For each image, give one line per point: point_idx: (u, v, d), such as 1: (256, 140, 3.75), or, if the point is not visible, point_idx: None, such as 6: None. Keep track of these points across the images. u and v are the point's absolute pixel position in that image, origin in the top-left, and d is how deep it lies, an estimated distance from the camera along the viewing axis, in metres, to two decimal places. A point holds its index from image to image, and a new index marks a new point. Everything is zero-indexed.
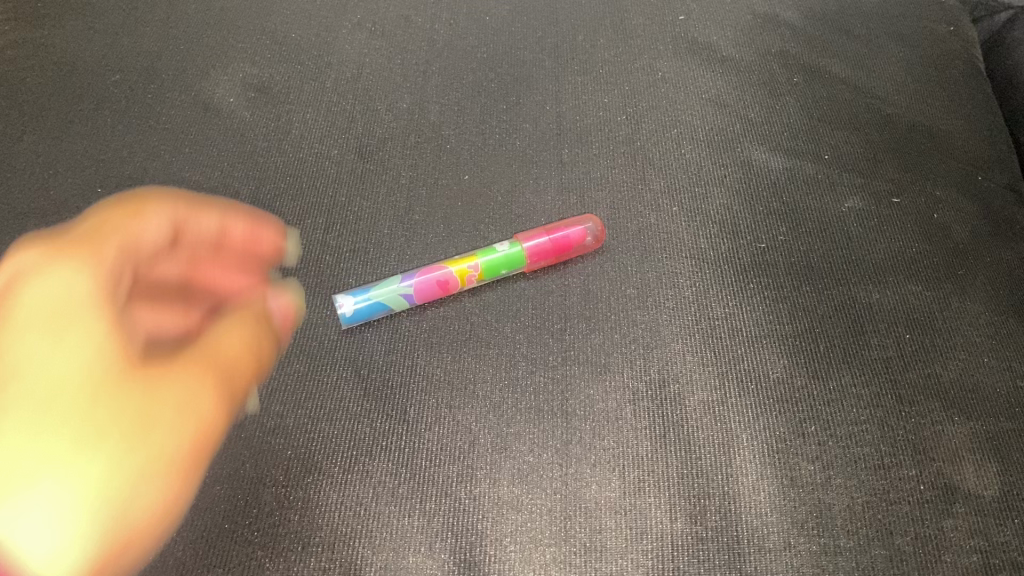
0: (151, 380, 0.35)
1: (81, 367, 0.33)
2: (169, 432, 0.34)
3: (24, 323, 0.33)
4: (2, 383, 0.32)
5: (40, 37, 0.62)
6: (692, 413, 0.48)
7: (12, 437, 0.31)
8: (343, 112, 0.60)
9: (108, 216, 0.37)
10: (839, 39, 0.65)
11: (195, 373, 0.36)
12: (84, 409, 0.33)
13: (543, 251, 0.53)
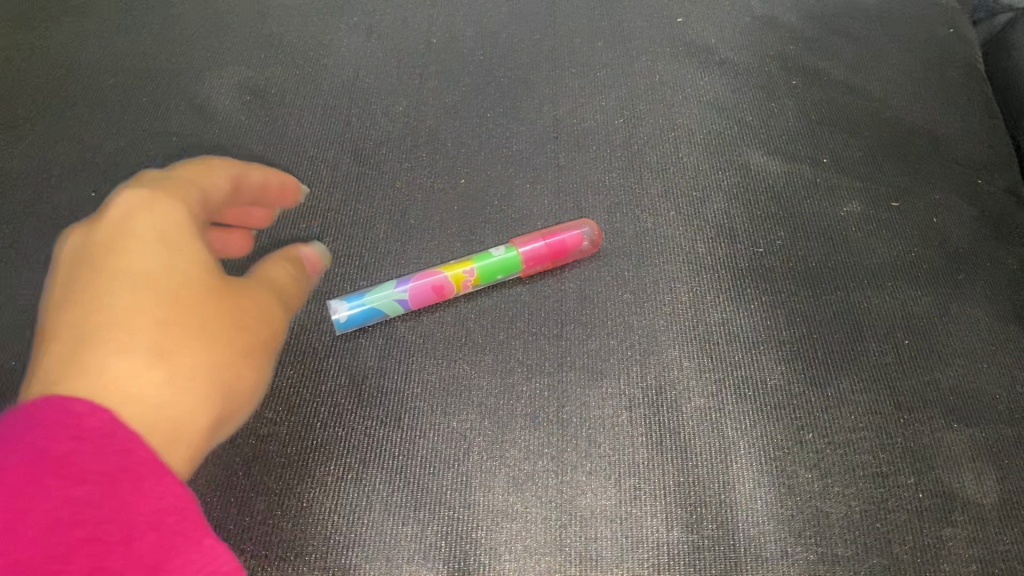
0: (218, 313, 0.41)
1: (178, 285, 0.40)
2: (227, 357, 0.40)
3: (140, 241, 0.40)
4: (128, 285, 0.38)
5: (72, 58, 0.66)
6: (689, 420, 0.49)
7: (144, 325, 0.37)
8: (353, 123, 0.63)
9: (185, 179, 0.46)
10: (832, 47, 0.67)
11: (243, 320, 0.43)
12: (180, 320, 0.39)
13: (537, 256, 0.55)
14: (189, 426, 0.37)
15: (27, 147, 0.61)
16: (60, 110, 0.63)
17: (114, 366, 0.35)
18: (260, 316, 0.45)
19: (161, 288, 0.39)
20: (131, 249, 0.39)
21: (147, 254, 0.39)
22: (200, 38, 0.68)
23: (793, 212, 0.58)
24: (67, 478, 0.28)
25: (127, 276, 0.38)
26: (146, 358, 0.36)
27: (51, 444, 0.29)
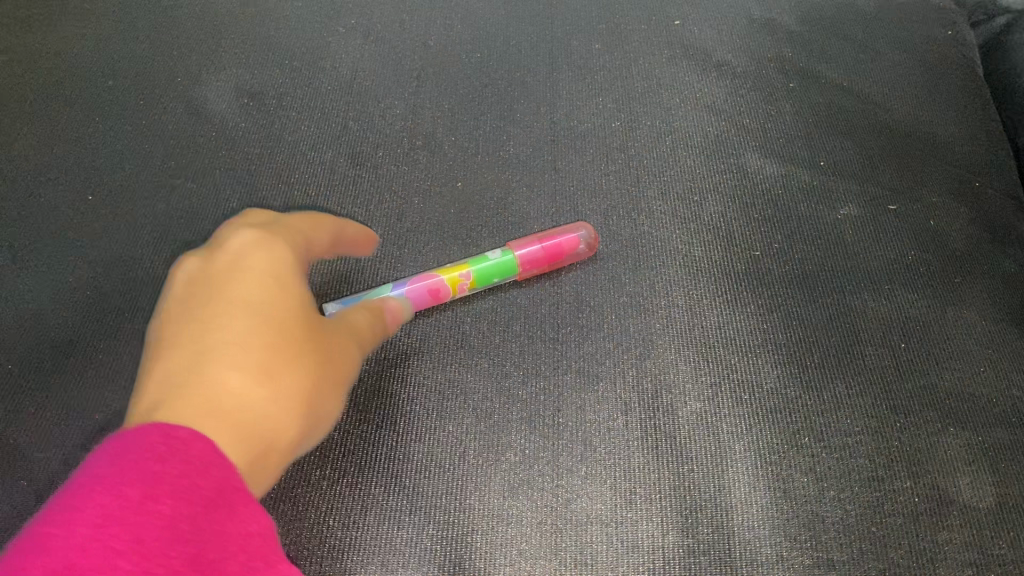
0: (317, 345, 0.41)
1: (289, 309, 0.39)
2: (320, 389, 0.40)
3: (253, 271, 0.39)
4: (242, 306, 0.38)
5: (71, 60, 0.66)
6: (685, 424, 0.49)
7: (256, 345, 0.37)
8: (351, 127, 0.63)
9: (293, 224, 0.46)
10: (829, 50, 0.67)
11: (334, 356, 0.42)
12: (287, 345, 0.38)
13: (533, 260, 0.55)
14: (280, 448, 0.36)
15: (24, 151, 0.61)
16: (57, 113, 0.63)
17: (224, 380, 0.35)
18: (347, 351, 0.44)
19: (274, 313, 0.38)
20: (248, 271, 0.39)
21: (262, 279, 0.39)
22: (198, 40, 0.68)
23: (790, 216, 0.58)
24: (174, 496, 0.26)
25: (240, 295, 0.38)
26: (255, 371, 0.35)
27: (157, 463, 0.27)
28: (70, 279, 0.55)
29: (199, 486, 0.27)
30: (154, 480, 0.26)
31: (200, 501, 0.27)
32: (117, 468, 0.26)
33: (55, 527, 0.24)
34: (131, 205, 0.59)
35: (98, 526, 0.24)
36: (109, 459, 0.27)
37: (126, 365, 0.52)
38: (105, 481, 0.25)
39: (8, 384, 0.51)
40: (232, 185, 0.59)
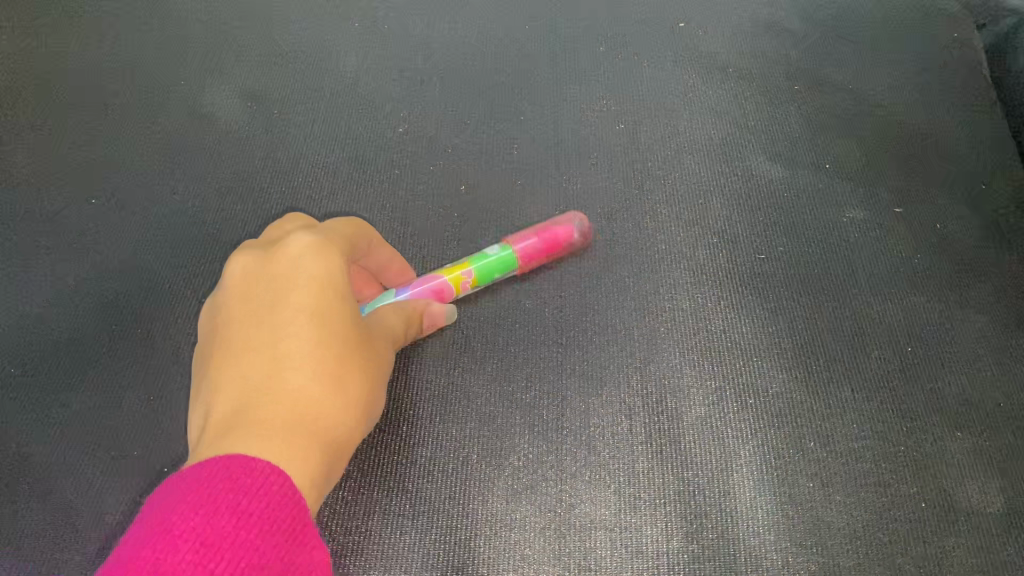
0: (372, 342, 0.42)
1: (349, 312, 0.40)
2: (377, 383, 0.42)
3: (310, 286, 0.39)
4: (302, 329, 0.38)
5: (77, 65, 0.66)
6: (689, 429, 0.49)
7: (314, 372, 0.38)
8: (355, 130, 0.62)
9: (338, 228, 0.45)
10: (835, 52, 0.67)
11: (385, 348, 0.44)
12: (349, 350, 0.39)
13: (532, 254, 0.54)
14: (343, 459, 0.39)
15: (28, 155, 0.61)
16: (62, 118, 0.63)
17: (299, 396, 0.37)
18: (395, 343, 0.46)
19: (336, 320, 0.39)
20: (307, 284, 0.39)
21: (320, 291, 0.39)
22: (203, 44, 0.68)
23: (795, 218, 0.58)
24: (254, 531, 0.30)
25: (302, 304, 0.39)
26: (319, 396, 0.37)
27: (243, 498, 0.31)
28: (74, 283, 0.55)
29: (281, 515, 0.32)
30: (240, 511, 0.31)
31: (279, 530, 0.31)
32: (208, 496, 0.31)
33: (151, 550, 0.28)
34: (134, 209, 0.59)
35: (195, 554, 0.28)
36: (203, 480, 0.31)
37: (128, 369, 0.52)
38: (200, 508, 0.30)
39: (11, 388, 0.51)
40: (236, 189, 0.59)
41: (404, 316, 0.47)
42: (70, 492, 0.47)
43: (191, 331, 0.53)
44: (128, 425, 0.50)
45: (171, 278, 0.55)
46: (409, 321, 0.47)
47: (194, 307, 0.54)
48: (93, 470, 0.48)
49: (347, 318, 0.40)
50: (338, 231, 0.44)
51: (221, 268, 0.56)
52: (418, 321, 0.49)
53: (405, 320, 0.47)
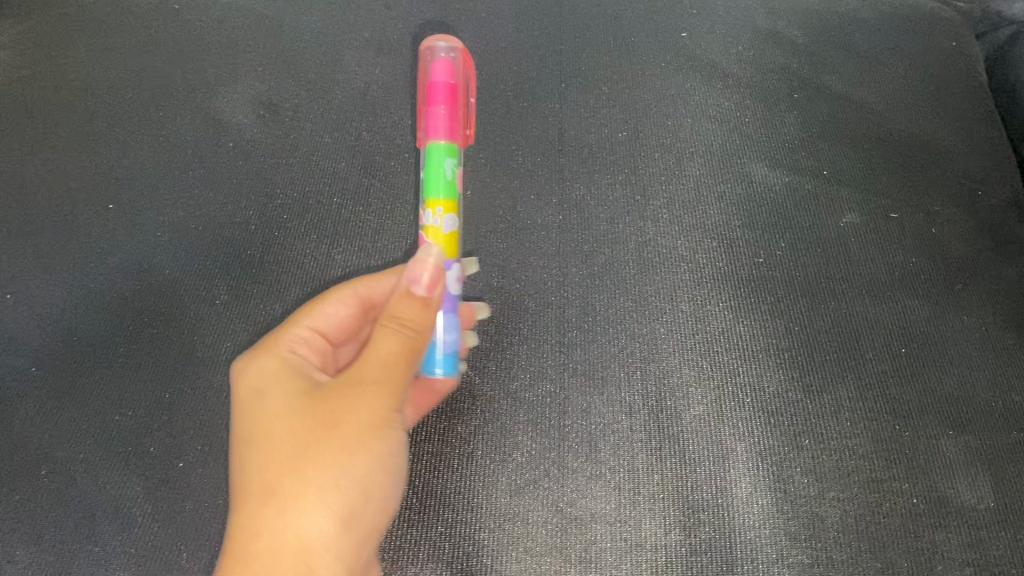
0: (332, 396, 0.41)
1: (279, 414, 0.41)
2: (346, 434, 0.40)
3: (247, 412, 0.43)
4: (244, 452, 0.41)
5: (95, 75, 0.68)
6: (687, 426, 0.50)
7: (250, 486, 0.40)
8: (364, 138, 0.64)
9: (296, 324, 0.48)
10: (834, 61, 0.68)
11: (361, 382, 0.41)
12: (289, 432, 0.40)
13: (445, 122, 0.57)
14: (313, 541, 0.38)
15: (47, 161, 0.63)
16: (79, 126, 0.65)
17: (242, 518, 0.39)
18: (384, 361, 0.42)
19: (271, 415, 0.41)
20: (247, 413, 0.43)
21: (252, 415, 0.42)
22: (216, 55, 0.70)
23: (793, 222, 0.59)
24: None
25: (245, 433, 0.42)
26: (257, 507, 0.39)
27: None
28: (92, 285, 0.57)
29: None
30: None
31: None
32: None
33: None
34: (151, 213, 0.60)
35: None
36: None
37: (147, 368, 0.54)
38: None
39: (31, 386, 0.53)
40: (249, 194, 0.61)
41: (391, 323, 0.43)
42: (90, 487, 0.49)
43: (206, 331, 0.55)
44: (146, 422, 0.52)
45: (187, 279, 0.57)
46: (398, 319, 0.43)
47: (208, 308, 0.56)
48: (112, 465, 0.50)
49: (276, 423, 0.41)
50: (286, 332, 0.47)
51: (234, 271, 0.57)
52: (412, 307, 0.43)
53: (393, 321, 0.43)
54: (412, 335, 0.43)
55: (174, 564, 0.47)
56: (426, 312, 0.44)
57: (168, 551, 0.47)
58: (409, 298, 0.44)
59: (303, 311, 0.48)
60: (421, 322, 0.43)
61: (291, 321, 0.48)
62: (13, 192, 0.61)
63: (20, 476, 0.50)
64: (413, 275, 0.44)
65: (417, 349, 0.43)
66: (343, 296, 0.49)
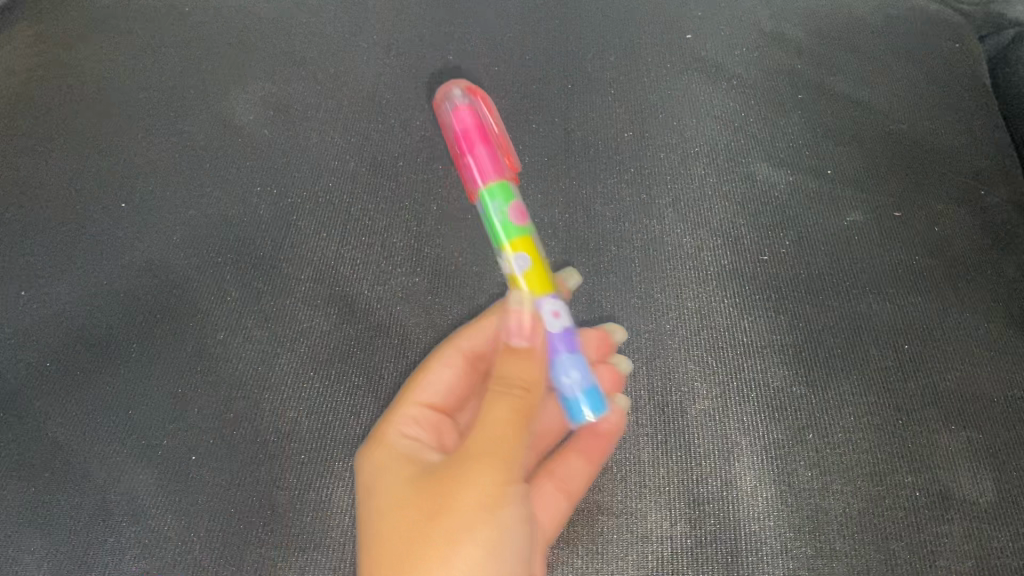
0: (451, 466, 0.43)
1: (398, 492, 0.44)
2: (458, 512, 0.41)
3: (370, 489, 0.46)
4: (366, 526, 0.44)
5: (107, 77, 0.69)
6: (692, 421, 0.52)
7: (369, 561, 0.42)
8: (373, 138, 0.65)
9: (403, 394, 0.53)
10: (838, 62, 0.69)
11: (472, 452, 0.43)
12: (409, 506, 0.43)
13: (488, 160, 0.54)
14: None
15: (61, 159, 0.64)
16: (93, 125, 0.66)
17: None
18: (494, 426, 0.43)
19: (391, 494, 0.44)
20: (370, 490, 0.46)
21: (377, 493, 0.45)
22: (227, 56, 0.71)
23: (796, 220, 0.60)
24: None
25: (369, 512, 0.45)
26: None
27: None
28: (107, 281, 0.58)
29: None
30: None
31: None
32: None
33: None
34: (163, 211, 0.61)
35: None
36: None
37: (160, 363, 0.54)
38: None
39: (46, 379, 0.53)
40: (260, 193, 0.62)
41: (499, 386, 0.45)
42: (105, 479, 0.50)
43: (219, 327, 0.56)
44: (159, 417, 0.52)
45: (199, 276, 0.58)
46: (507, 379, 0.46)
47: (219, 304, 0.57)
48: (127, 458, 0.51)
49: (395, 501, 0.44)
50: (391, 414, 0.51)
51: (245, 268, 0.58)
52: (519, 363, 0.46)
53: (502, 384, 0.45)
54: (521, 395, 0.45)
55: (186, 554, 0.48)
56: (533, 361, 0.47)
57: (181, 541, 0.48)
58: (513, 354, 0.47)
59: (412, 384, 0.53)
60: (530, 378, 0.46)
61: (404, 398, 0.52)
62: (27, 189, 0.62)
63: (35, 467, 0.50)
64: (514, 329, 0.48)
65: (527, 407, 0.44)
66: (447, 360, 0.53)
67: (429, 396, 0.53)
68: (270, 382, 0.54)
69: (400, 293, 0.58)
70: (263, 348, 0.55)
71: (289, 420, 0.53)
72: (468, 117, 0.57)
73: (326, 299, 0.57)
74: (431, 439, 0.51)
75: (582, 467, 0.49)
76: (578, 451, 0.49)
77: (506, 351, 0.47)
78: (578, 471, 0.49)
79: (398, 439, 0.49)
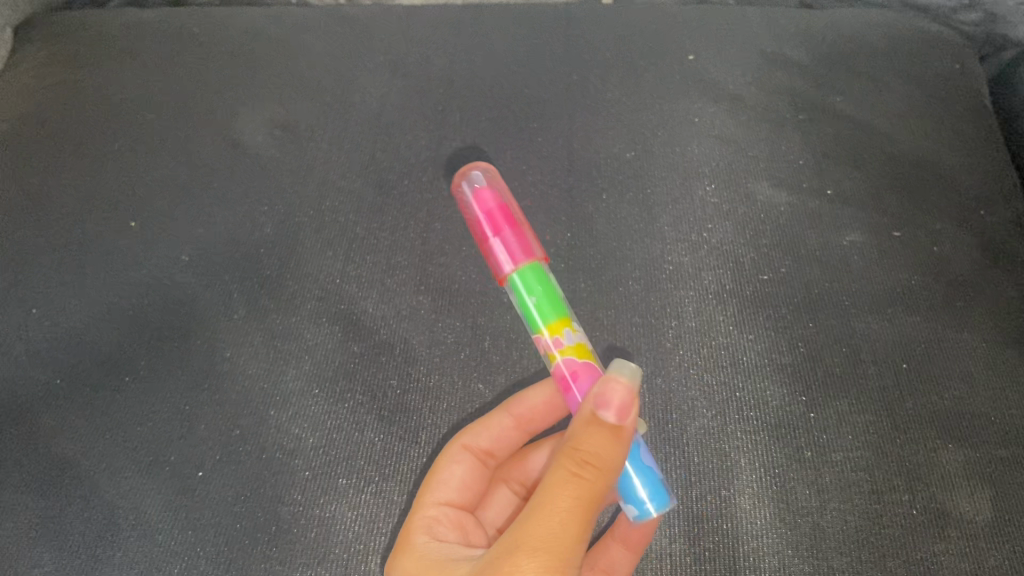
0: (498, 559, 0.37)
1: None
2: None
3: None
4: None
5: (116, 98, 0.70)
6: (693, 439, 0.53)
7: None
8: (379, 159, 0.66)
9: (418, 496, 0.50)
10: (838, 82, 0.70)
11: (521, 549, 0.37)
12: None
13: (517, 244, 0.49)
14: None
15: (71, 179, 0.65)
16: (103, 146, 0.67)
17: None
18: (556, 519, 0.38)
19: None
20: None
21: None
22: (235, 78, 0.72)
23: (796, 240, 0.60)
24: None
25: None
26: None
27: None
28: (115, 299, 0.59)
29: None
30: None
31: None
32: None
33: None
34: (171, 230, 0.62)
35: None
36: None
37: (167, 380, 0.55)
38: None
39: (55, 396, 0.54)
40: (266, 212, 0.63)
41: (570, 462, 0.39)
42: (112, 495, 0.51)
43: (225, 345, 0.57)
44: (166, 433, 0.53)
45: (206, 295, 0.59)
46: (583, 457, 0.39)
47: (226, 323, 0.58)
48: (134, 474, 0.52)
49: None
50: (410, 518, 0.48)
51: (252, 285, 0.59)
52: (604, 438, 0.40)
53: (575, 461, 0.39)
54: (593, 479, 0.39)
55: (191, 568, 0.49)
56: (619, 446, 0.39)
57: (187, 555, 0.49)
58: (603, 428, 0.39)
59: (427, 486, 0.50)
60: (610, 461, 0.39)
61: (419, 500, 0.49)
62: (38, 208, 0.63)
63: (43, 482, 0.51)
64: (604, 399, 0.41)
65: (595, 495, 0.39)
66: (456, 456, 0.51)
67: (447, 495, 0.50)
68: (275, 399, 0.55)
69: (404, 311, 0.58)
70: (269, 366, 0.56)
71: (293, 436, 0.53)
72: (487, 190, 0.53)
73: (331, 318, 0.58)
74: (459, 538, 0.48)
75: (625, 557, 0.48)
76: (619, 541, 0.48)
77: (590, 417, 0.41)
78: (619, 562, 0.48)
79: (424, 546, 0.45)
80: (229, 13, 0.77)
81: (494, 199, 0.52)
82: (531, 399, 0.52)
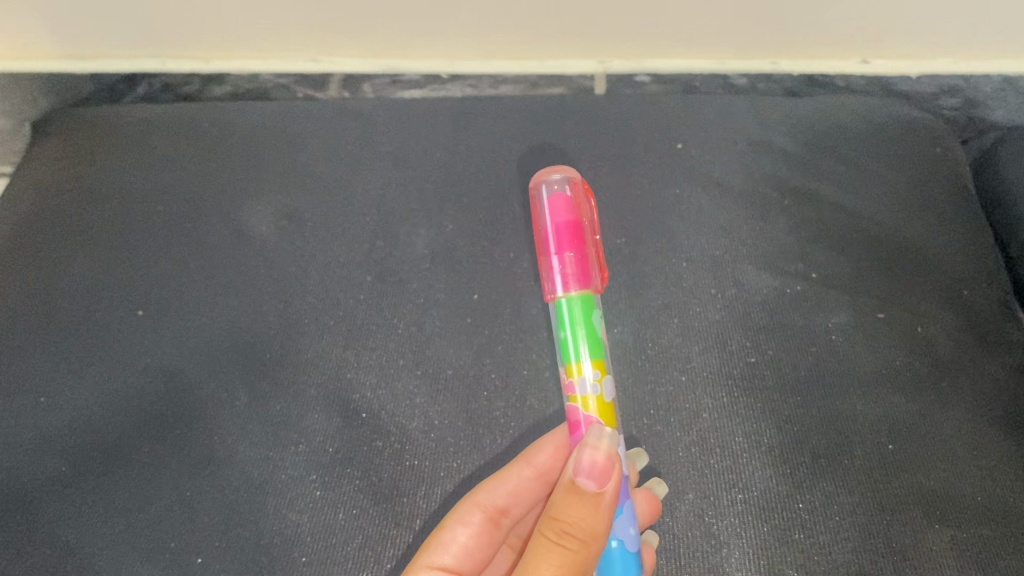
0: None
1: None
2: None
3: None
4: None
5: (126, 190, 0.73)
6: (682, 523, 0.54)
7: None
8: (379, 247, 0.69)
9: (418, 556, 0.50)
10: (823, 168, 0.72)
11: None
12: None
13: (576, 269, 0.50)
14: None
15: (80, 270, 0.67)
16: (111, 238, 0.69)
17: None
18: None
19: None
20: None
21: None
22: (241, 169, 0.75)
23: (782, 321, 0.62)
24: None
25: None
26: None
27: None
28: (120, 387, 0.60)
29: None
30: None
31: None
32: None
33: None
34: (176, 319, 0.64)
35: None
36: None
37: (168, 466, 0.57)
38: None
39: (59, 484, 0.56)
40: (268, 300, 0.65)
41: (551, 534, 0.42)
42: None
43: (226, 432, 0.58)
44: (165, 519, 0.54)
45: (207, 382, 0.61)
46: (564, 527, 0.42)
47: (228, 409, 0.59)
48: (133, 560, 0.53)
49: None
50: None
51: (252, 373, 0.61)
52: (580, 508, 0.42)
53: (556, 532, 0.42)
54: (572, 549, 0.41)
55: None
56: (598, 512, 0.42)
57: None
58: (579, 497, 0.42)
59: (426, 547, 0.50)
60: (589, 530, 0.42)
61: (416, 561, 0.49)
62: (47, 298, 0.65)
63: (43, 571, 0.52)
64: (584, 466, 0.43)
65: (580, 568, 0.41)
66: (465, 518, 0.50)
67: (443, 559, 0.49)
68: (273, 485, 0.56)
69: (401, 396, 0.60)
70: (267, 452, 0.57)
71: (289, 523, 0.54)
72: (560, 199, 0.52)
73: (330, 403, 0.60)
74: None
75: None
76: None
77: (570, 486, 0.42)
78: None
79: None
80: (237, 111, 0.80)
81: (566, 215, 0.51)
82: (549, 455, 0.52)
